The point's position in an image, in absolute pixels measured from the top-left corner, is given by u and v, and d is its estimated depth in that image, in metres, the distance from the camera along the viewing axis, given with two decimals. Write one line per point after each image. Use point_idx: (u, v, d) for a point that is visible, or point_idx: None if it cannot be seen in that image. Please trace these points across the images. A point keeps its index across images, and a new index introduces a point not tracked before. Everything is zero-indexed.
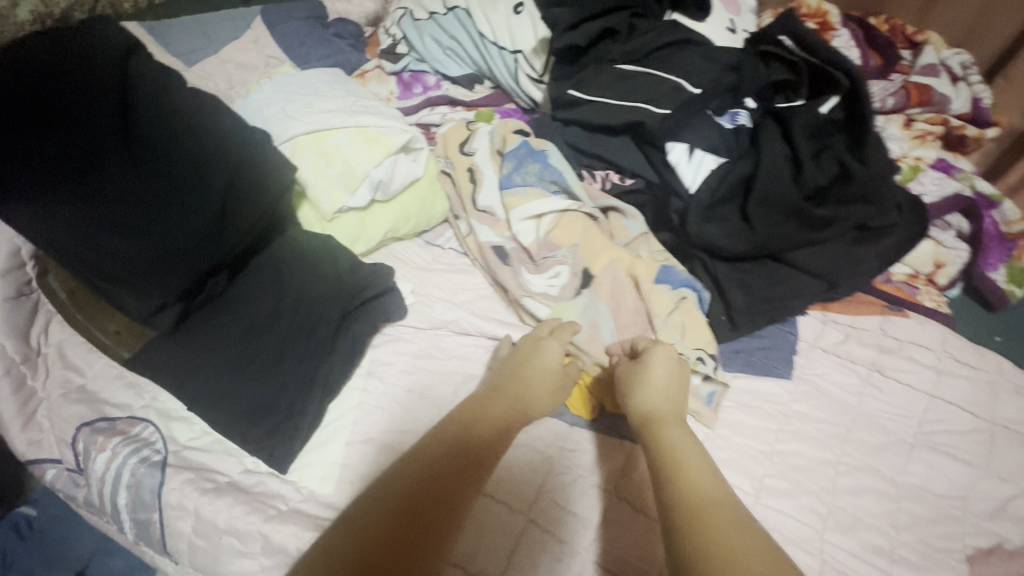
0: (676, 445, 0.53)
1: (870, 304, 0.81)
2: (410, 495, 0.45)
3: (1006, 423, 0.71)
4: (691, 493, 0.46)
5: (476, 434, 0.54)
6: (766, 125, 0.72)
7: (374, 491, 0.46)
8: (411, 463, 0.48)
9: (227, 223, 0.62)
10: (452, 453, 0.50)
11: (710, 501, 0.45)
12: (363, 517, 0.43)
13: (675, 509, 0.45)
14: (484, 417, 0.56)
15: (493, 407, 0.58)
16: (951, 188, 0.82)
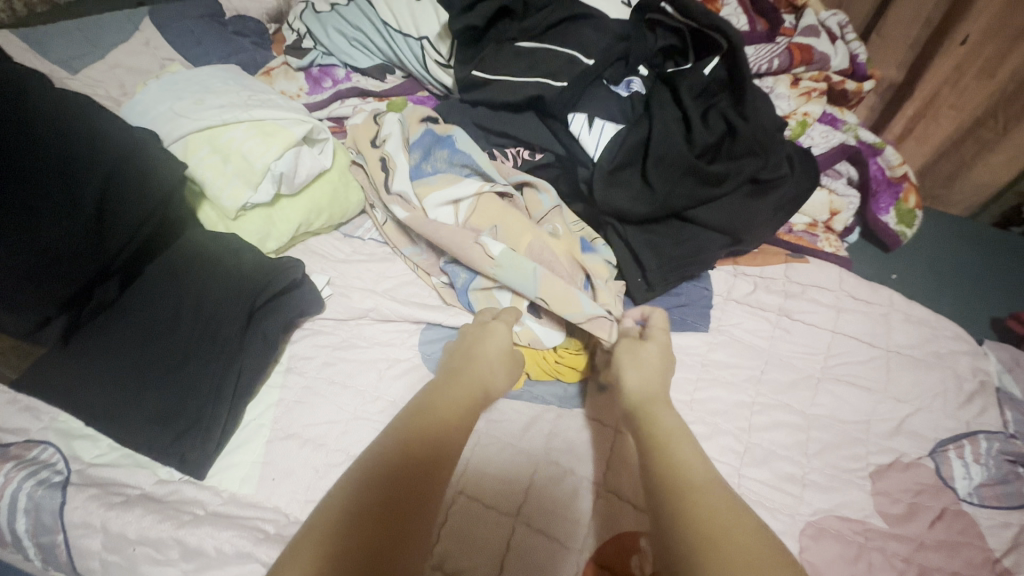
0: (661, 426, 0.53)
1: (773, 253, 0.86)
2: (397, 482, 0.44)
3: (898, 348, 0.77)
4: (684, 480, 0.46)
5: (447, 411, 0.53)
6: (658, 91, 0.77)
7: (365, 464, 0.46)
8: (390, 448, 0.47)
9: (109, 228, 0.59)
10: (427, 433, 0.50)
11: (701, 486, 0.45)
12: (357, 491, 0.43)
13: (669, 498, 0.44)
14: (448, 395, 0.55)
15: (459, 383, 0.57)
16: (837, 139, 0.88)
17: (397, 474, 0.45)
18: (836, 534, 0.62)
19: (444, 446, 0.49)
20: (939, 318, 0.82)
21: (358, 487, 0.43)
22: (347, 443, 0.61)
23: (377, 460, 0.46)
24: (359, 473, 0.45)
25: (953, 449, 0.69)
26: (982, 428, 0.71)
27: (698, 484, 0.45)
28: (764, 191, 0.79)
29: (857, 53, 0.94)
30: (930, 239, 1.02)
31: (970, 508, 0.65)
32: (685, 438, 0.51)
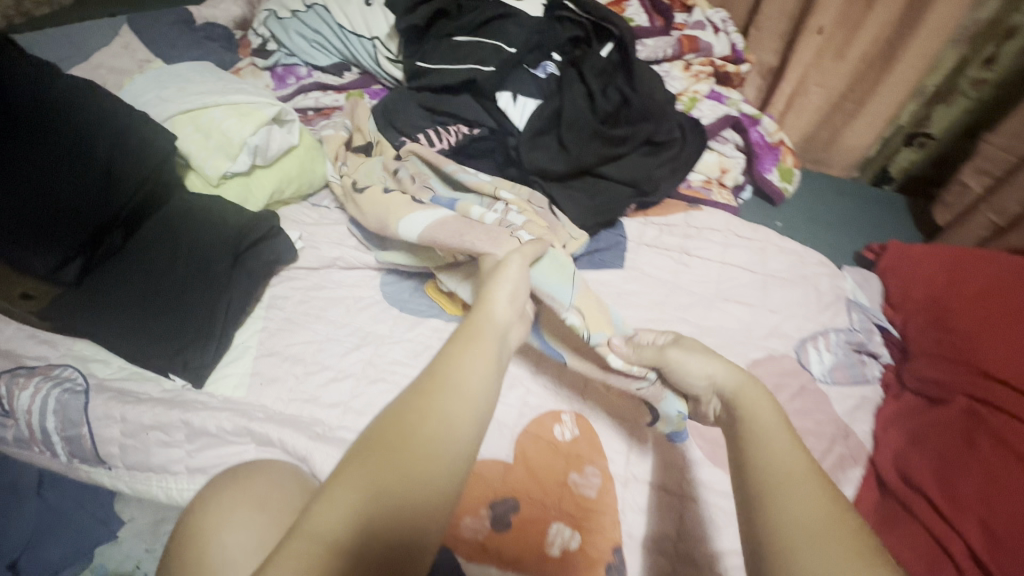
0: (756, 408, 0.52)
1: (675, 206, 1.04)
2: (413, 449, 0.41)
3: (776, 273, 0.95)
4: (780, 463, 0.46)
5: (486, 375, 0.49)
6: (566, 72, 0.94)
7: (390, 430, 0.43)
8: (433, 423, 0.43)
9: (115, 185, 0.72)
10: (464, 404, 0.46)
11: (799, 472, 0.45)
12: (373, 462, 0.41)
13: (762, 478, 0.45)
14: (479, 350, 0.51)
15: (485, 336, 0.53)
16: (722, 111, 1.09)
17: (435, 453, 0.42)
18: None
19: (475, 420, 0.46)
20: (808, 250, 1.01)
21: (398, 464, 0.40)
22: (321, 357, 0.74)
23: (416, 430, 0.43)
24: (400, 449, 0.41)
25: (812, 343, 0.85)
26: (834, 327, 0.88)
27: (796, 473, 0.45)
28: (659, 151, 0.98)
29: (736, 43, 1.14)
30: (810, 195, 1.22)
31: (824, 385, 0.80)
32: (785, 432, 0.49)
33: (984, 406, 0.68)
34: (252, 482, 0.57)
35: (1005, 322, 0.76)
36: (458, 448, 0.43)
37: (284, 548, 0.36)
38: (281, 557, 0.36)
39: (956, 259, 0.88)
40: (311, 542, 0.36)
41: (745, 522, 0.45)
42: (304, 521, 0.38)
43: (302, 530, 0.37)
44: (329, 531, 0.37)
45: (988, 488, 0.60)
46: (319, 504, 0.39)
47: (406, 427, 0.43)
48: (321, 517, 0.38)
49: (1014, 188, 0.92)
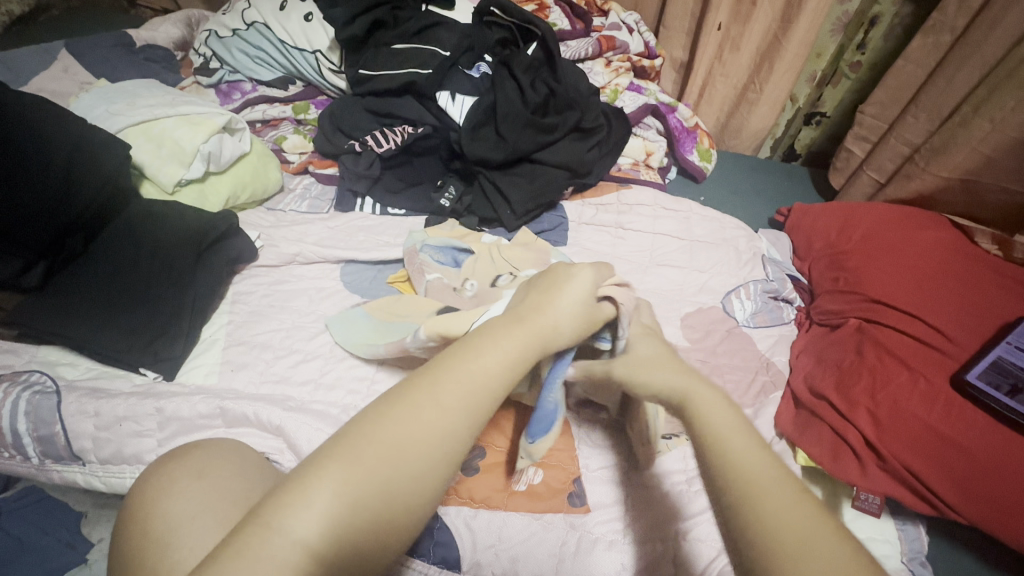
0: (702, 413, 0.47)
1: (608, 186, 1.13)
2: (402, 461, 0.41)
3: (701, 238, 1.03)
4: (736, 470, 0.42)
5: (487, 380, 0.47)
6: (498, 71, 1.04)
7: (391, 449, 0.41)
8: (430, 430, 0.43)
9: (74, 192, 0.75)
10: (466, 404, 0.45)
11: (756, 474, 0.41)
12: (365, 477, 0.39)
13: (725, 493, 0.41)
14: (500, 352, 0.50)
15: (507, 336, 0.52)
16: (641, 101, 1.23)
17: (413, 464, 0.42)
18: None
19: (468, 428, 0.45)
20: (725, 217, 1.10)
21: (384, 471, 0.40)
22: (289, 342, 0.78)
23: (406, 440, 0.42)
24: (382, 451, 0.41)
25: (737, 293, 0.92)
26: (753, 279, 0.95)
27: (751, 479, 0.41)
28: (587, 137, 1.08)
29: (649, 41, 1.28)
30: (729, 172, 1.36)
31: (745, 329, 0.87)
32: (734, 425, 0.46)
33: (870, 324, 0.81)
34: (196, 458, 0.56)
35: (883, 257, 0.90)
36: (438, 451, 0.43)
37: (249, 537, 0.36)
38: (239, 545, 0.35)
39: (844, 212, 1.02)
40: (274, 535, 0.36)
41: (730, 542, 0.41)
42: (270, 513, 0.37)
43: (268, 518, 0.37)
44: (300, 532, 0.36)
45: (874, 386, 0.72)
46: (294, 495, 0.38)
47: (393, 432, 0.42)
48: (291, 513, 0.37)
49: (886, 148, 1.08)
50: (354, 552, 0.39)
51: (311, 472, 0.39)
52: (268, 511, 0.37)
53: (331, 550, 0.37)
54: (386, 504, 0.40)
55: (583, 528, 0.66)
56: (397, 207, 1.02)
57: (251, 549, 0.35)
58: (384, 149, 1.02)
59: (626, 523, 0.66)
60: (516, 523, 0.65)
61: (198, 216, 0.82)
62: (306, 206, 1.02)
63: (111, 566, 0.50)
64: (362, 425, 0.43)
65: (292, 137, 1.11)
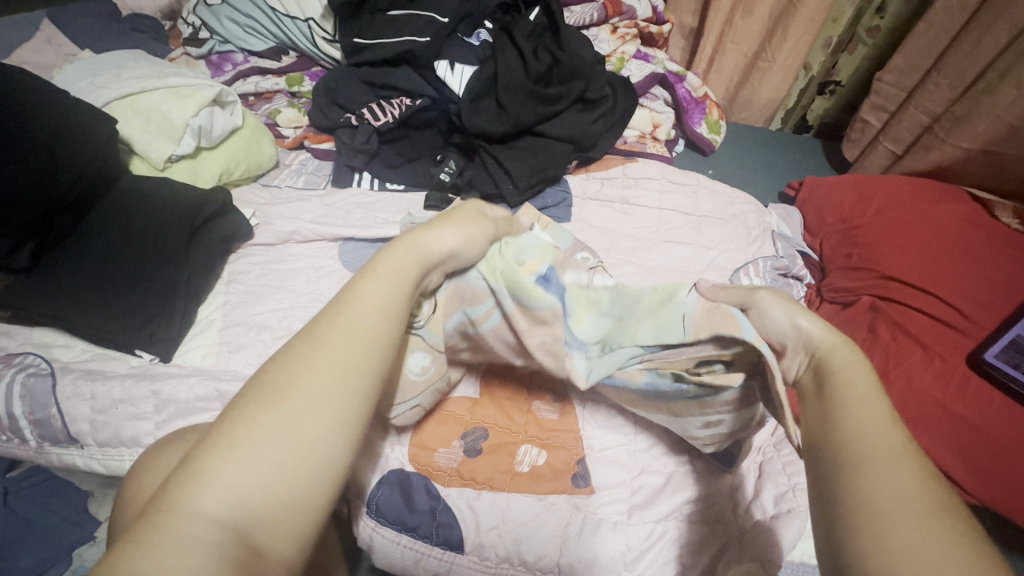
0: (849, 376, 0.43)
1: (614, 160, 1.09)
2: (306, 404, 0.37)
3: (708, 213, 0.99)
4: (864, 435, 0.38)
5: (381, 307, 0.44)
6: (499, 39, 1.00)
7: (282, 395, 0.37)
8: (323, 363, 0.39)
9: (60, 167, 0.72)
10: (363, 330, 0.42)
11: (880, 440, 0.38)
12: (262, 432, 0.35)
13: (843, 453, 0.38)
14: (392, 280, 0.47)
15: (385, 267, 0.47)
16: (648, 70, 1.19)
17: (312, 403, 0.37)
18: None
19: (370, 358, 0.41)
20: (734, 191, 1.06)
21: (285, 415, 0.36)
22: (287, 322, 0.76)
23: (293, 386, 0.38)
24: (269, 404, 0.37)
25: (744, 272, 0.89)
26: (762, 255, 0.93)
27: (886, 448, 0.37)
28: (592, 109, 1.04)
29: (657, 5, 1.23)
30: (737, 144, 1.32)
31: None
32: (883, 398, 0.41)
33: (883, 301, 0.78)
34: (186, 444, 0.55)
35: (900, 232, 0.87)
36: (336, 388, 0.38)
37: (149, 529, 0.32)
38: (138, 538, 0.31)
39: (860, 185, 0.99)
40: (181, 518, 0.32)
41: (821, 504, 0.38)
42: (170, 498, 0.33)
43: (167, 506, 0.33)
44: (206, 508, 0.33)
45: (886, 365, 0.70)
46: (183, 474, 0.34)
47: (277, 383, 0.38)
48: (191, 491, 0.33)
49: (905, 118, 1.04)
50: (280, 507, 0.34)
51: (200, 453, 0.35)
52: (166, 497, 0.33)
53: (248, 514, 0.33)
54: (292, 453, 0.35)
55: (587, 509, 0.65)
56: (395, 182, 0.99)
57: (153, 540, 0.31)
58: (381, 123, 0.99)
59: (630, 503, 0.65)
60: (520, 504, 0.64)
61: (194, 192, 0.80)
62: (302, 181, 0.99)
63: None
64: (248, 389, 0.39)
65: (286, 110, 1.07)
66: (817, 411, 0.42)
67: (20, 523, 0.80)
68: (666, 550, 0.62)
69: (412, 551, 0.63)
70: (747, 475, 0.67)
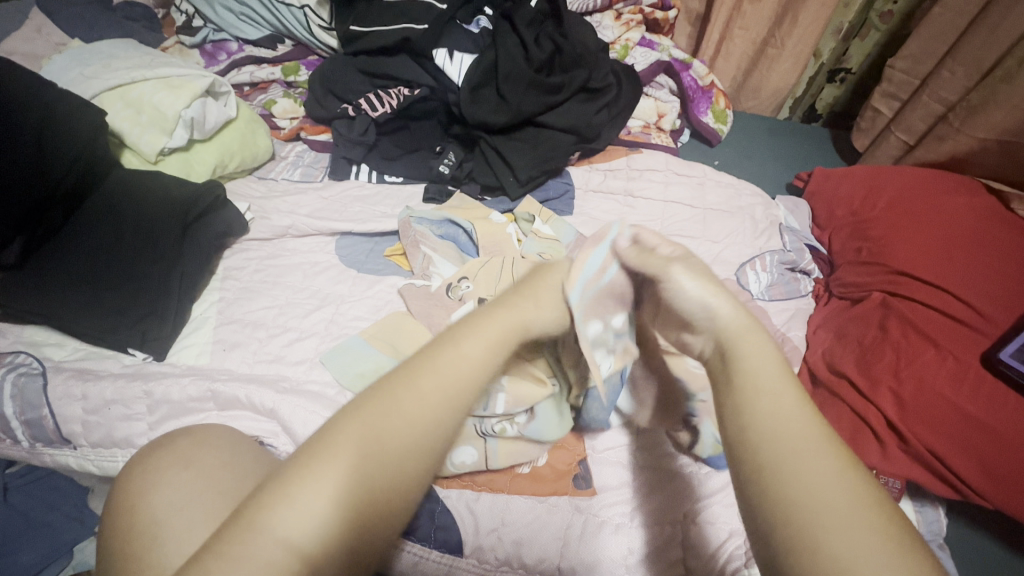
0: (755, 364, 0.43)
1: (617, 151, 1.06)
2: (400, 454, 0.40)
3: (714, 205, 0.97)
4: (782, 432, 0.40)
5: (475, 366, 0.46)
6: (500, 26, 0.97)
7: (380, 440, 0.40)
8: (418, 415, 0.42)
9: (49, 161, 0.70)
10: (456, 387, 0.44)
11: (800, 437, 0.39)
12: (357, 473, 0.38)
13: (763, 454, 0.39)
14: (484, 331, 0.48)
15: (494, 325, 0.48)
16: (653, 57, 1.15)
17: (401, 453, 0.40)
18: None
19: (457, 416, 0.44)
20: (741, 182, 1.03)
21: (383, 460, 0.39)
22: (283, 320, 0.74)
23: (389, 437, 0.40)
24: (363, 451, 0.39)
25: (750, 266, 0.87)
26: (769, 249, 0.90)
27: (805, 440, 0.39)
28: (595, 98, 1.01)
29: None
30: (744, 134, 1.29)
31: (762, 302, 0.83)
32: (785, 380, 0.43)
33: (895, 298, 0.76)
34: (178, 447, 0.54)
35: (912, 225, 0.84)
36: (424, 447, 0.41)
37: (235, 538, 0.34)
38: (224, 547, 0.34)
39: (870, 177, 0.96)
40: (263, 536, 0.34)
41: (746, 507, 0.39)
42: (259, 514, 0.35)
43: (252, 520, 0.35)
44: (286, 531, 0.35)
45: (897, 364, 0.68)
46: (273, 494, 0.36)
47: (377, 431, 0.40)
48: (276, 513, 0.35)
49: (918, 106, 1.01)
50: (350, 546, 0.37)
51: (289, 477, 0.37)
52: (254, 511, 0.35)
53: (320, 556, 0.35)
54: (370, 503, 0.38)
55: (589, 511, 0.63)
56: (393, 174, 0.96)
57: (236, 552, 0.34)
58: (379, 113, 0.96)
59: (633, 505, 0.64)
60: (520, 506, 0.63)
61: (186, 186, 0.78)
62: (299, 174, 0.97)
63: (99, 555, 0.49)
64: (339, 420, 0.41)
65: (282, 101, 1.05)
66: (725, 404, 0.43)
67: (20, 520, 0.79)
68: (668, 554, 0.61)
69: (410, 554, 0.61)
70: None
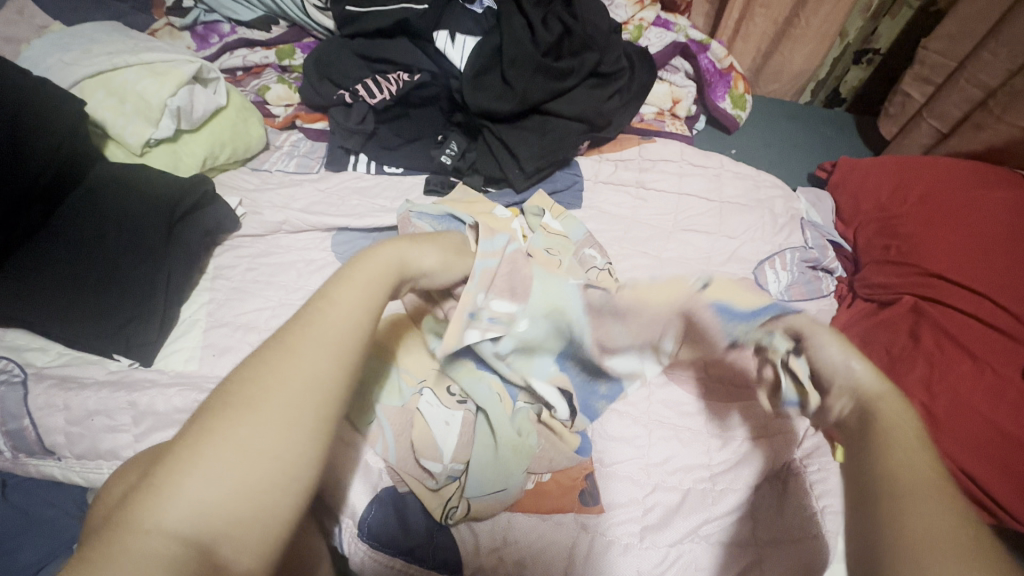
0: (899, 418, 0.37)
1: (629, 140, 1.00)
2: (282, 410, 0.33)
3: (730, 199, 0.91)
4: (908, 469, 0.33)
5: (360, 316, 0.40)
6: (505, 6, 0.91)
7: (251, 407, 0.33)
8: (294, 369, 0.35)
9: (23, 154, 0.66)
10: (334, 334, 0.38)
11: (928, 483, 0.31)
12: (233, 444, 0.31)
13: (885, 487, 0.32)
14: (364, 283, 0.42)
15: (362, 275, 0.43)
16: (669, 38, 1.08)
17: (282, 408, 0.33)
18: None
19: (348, 360, 0.37)
20: (760, 173, 0.98)
21: (258, 422, 0.32)
22: (275, 323, 0.71)
23: (256, 391, 0.34)
24: (235, 407, 0.33)
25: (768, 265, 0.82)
26: (789, 246, 0.85)
27: (929, 481, 0.32)
28: (605, 83, 0.95)
29: None
30: (763, 120, 1.22)
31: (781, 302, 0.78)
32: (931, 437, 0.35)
33: (926, 302, 0.71)
34: None
35: (946, 222, 0.78)
36: (302, 389, 0.34)
37: (103, 548, 0.28)
38: (90, 557, 0.27)
39: (899, 169, 0.90)
40: (137, 533, 0.28)
41: (863, 549, 0.31)
42: (128, 514, 0.29)
43: (121, 522, 0.29)
44: (165, 523, 0.29)
45: (929, 377, 0.63)
46: (143, 487, 0.30)
47: (243, 389, 0.34)
48: (152, 505, 0.29)
49: (953, 92, 0.94)
50: (243, 519, 0.30)
51: (160, 465, 0.31)
52: (121, 512, 0.29)
53: (212, 523, 0.30)
54: (256, 459, 0.31)
55: (596, 529, 0.60)
56: (393, 165, 0.92)
57: (105, 564, 0.27)
58: (376, 99, 0.91)
59: (640, 523, 0.61)
60: (522, 525, 0.60)
61: (174, 180, 0.74)
62: (294, 165, 0.92)
63: None
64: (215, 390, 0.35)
65: (276, 86, 1.00)
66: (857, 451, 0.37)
67: (19, 517, 0.72)
68: None
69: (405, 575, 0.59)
70: (767, 492, 0.63)
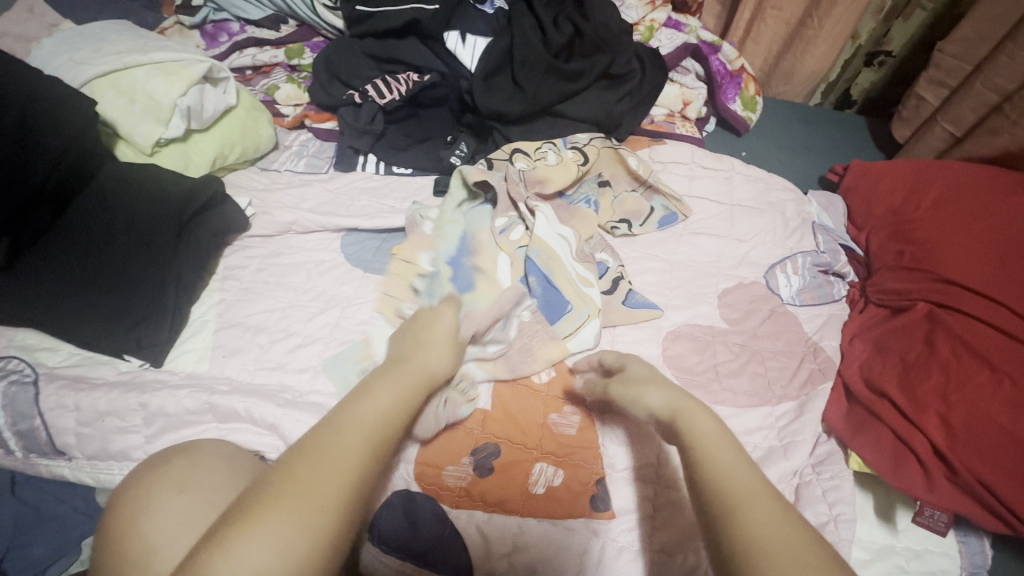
0: (704, 431, 0.51)
1: (639, 141, 1.00)
2: (322, 499, 0.41)
3: (742, 202, 0.90)
4: (724, 481, 0.46)
5: (388, 416, 0.49)
6: (515, 7, 0.91)
7: (302, 496, 0.41)
8: (334, 463, 0.43)
9: (33, 155, 0.66)
10: (364, 435, 0.46)
11: (752, 493, 0.45)
12: (283, 525, 0.39)
13: (721, 501, 0.45)
14: (391, 389, 0.51)
15: (392, 382, 0.52)
16: (680, 40, 1.08)
17: (325, 496, 0.41)
18: (691, 336, 0.73)
19: (373, 459, 0.46)
20: (771, 176, 0.97)
21: (302, 508, 0.40)
22: (285, 324, 0.71)
23: (306, 479, 0.42)
24: (288, 495, 0.41)
25: (779, 270, 0.82)
26: (801, 250, 0.85)
27: (746, 491, 0.45)
28: (617, 84, 0.95)
29: None
30: (774, 122, 1.21)
31: (792, 307, 0.78)
32: (731, 446, 0.49)
33: (942, 310, 0.70)
34: (171, 468, 0.51)
35: (961, 227, 0.78)
36: (338, 482, 0.43)
37: None
38: None
39: (914, 173, 0.89)
40: None
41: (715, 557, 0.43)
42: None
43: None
44: None
45: (946, 387, 0.63)
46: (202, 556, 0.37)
47: (297, 477, 0.42)
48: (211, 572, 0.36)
49: (969, 95, 0.93)
50: None
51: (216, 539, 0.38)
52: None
53: None
54: (303, 534, 0.39)
55: (607, 535, 0.60)
56: (402, 166, 0.91)
57: None
58: (386, 100, 0.90)
59: (652, 529, 0.60)
60: (533, 530, 0.59)
61: (183, 180, 0.74)
62: (303, 165, 0.92)
63: None
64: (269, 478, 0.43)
65: (285, 86, 0.99)
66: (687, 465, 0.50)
67: (30, 513, 0.71)
68: None
69: None
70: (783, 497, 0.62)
